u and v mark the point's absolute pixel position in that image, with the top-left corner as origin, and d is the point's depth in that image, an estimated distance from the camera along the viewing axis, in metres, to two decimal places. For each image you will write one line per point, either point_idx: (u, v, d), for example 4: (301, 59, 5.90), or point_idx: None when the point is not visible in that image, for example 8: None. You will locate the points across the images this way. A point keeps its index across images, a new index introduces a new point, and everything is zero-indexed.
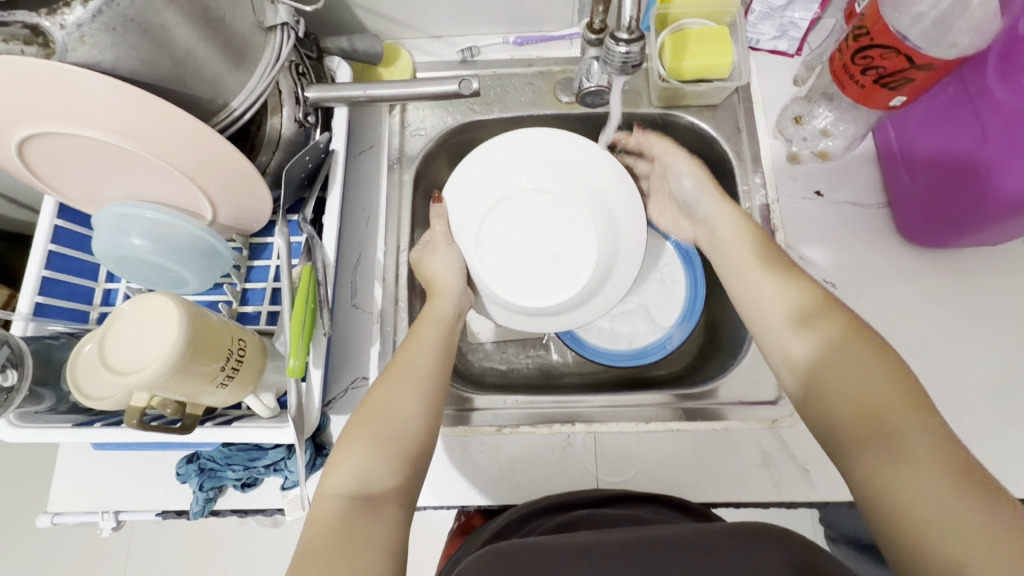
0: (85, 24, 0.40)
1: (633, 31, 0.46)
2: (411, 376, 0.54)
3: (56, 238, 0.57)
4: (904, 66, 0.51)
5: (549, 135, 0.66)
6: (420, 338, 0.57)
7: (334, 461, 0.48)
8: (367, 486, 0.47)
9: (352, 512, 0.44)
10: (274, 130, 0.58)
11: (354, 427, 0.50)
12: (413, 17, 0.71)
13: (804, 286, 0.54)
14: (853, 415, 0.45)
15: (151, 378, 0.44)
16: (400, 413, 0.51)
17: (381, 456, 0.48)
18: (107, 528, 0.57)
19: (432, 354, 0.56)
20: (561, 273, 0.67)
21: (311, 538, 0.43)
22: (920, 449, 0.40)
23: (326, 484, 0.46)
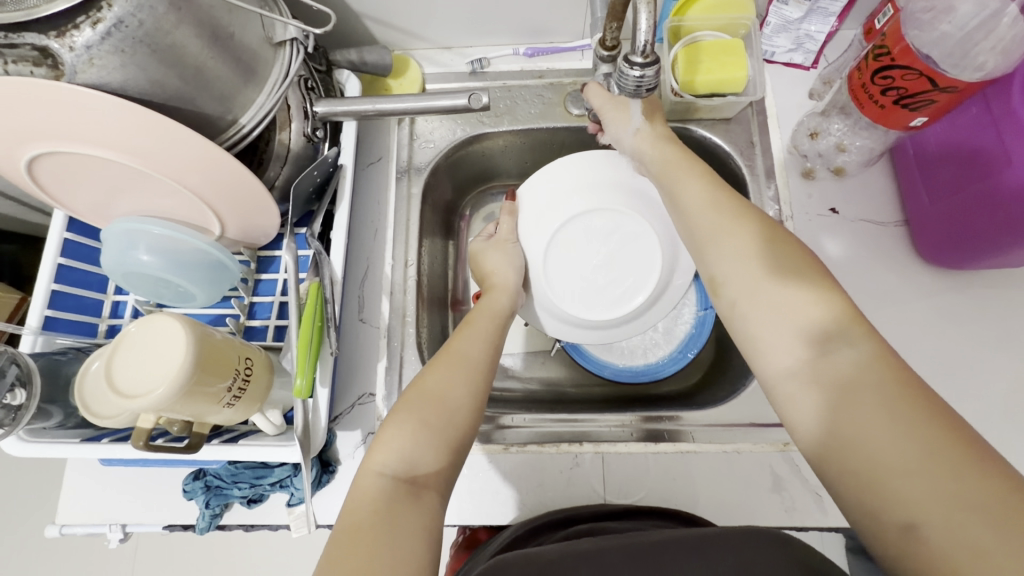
0: (94, 46, 0.40)
1: (648, 55, 0.46)
2: (459, 361, 0.53)
3: (65, 251, 0.57)
4: (926, 88, 0.50)
5: (584, 162, 0.67)
6: (476, 329, 0.58)
7: (378, 439, 0.47)
8: (410, 469, 0.45)
9: (396, 497, 0.42)
10: (283, 145, 0.59)
11: (403, 405, 0.49)
12: (423, 28, 0.70)
13: (778, 256, 0.46)
14: (836, 405, 0.39)
15: (158, 401, 0.44)
16: (449, 399, 0.49)
17: (429, 439, 0.46)
18: (115, 539, 0.58)
19: (485, 346, 0.56)
20: (614, 285, 0.66)
21: (351, 517, 0.42)
22: (920, 448, 0.35)
23: (371, 462, 0.45)
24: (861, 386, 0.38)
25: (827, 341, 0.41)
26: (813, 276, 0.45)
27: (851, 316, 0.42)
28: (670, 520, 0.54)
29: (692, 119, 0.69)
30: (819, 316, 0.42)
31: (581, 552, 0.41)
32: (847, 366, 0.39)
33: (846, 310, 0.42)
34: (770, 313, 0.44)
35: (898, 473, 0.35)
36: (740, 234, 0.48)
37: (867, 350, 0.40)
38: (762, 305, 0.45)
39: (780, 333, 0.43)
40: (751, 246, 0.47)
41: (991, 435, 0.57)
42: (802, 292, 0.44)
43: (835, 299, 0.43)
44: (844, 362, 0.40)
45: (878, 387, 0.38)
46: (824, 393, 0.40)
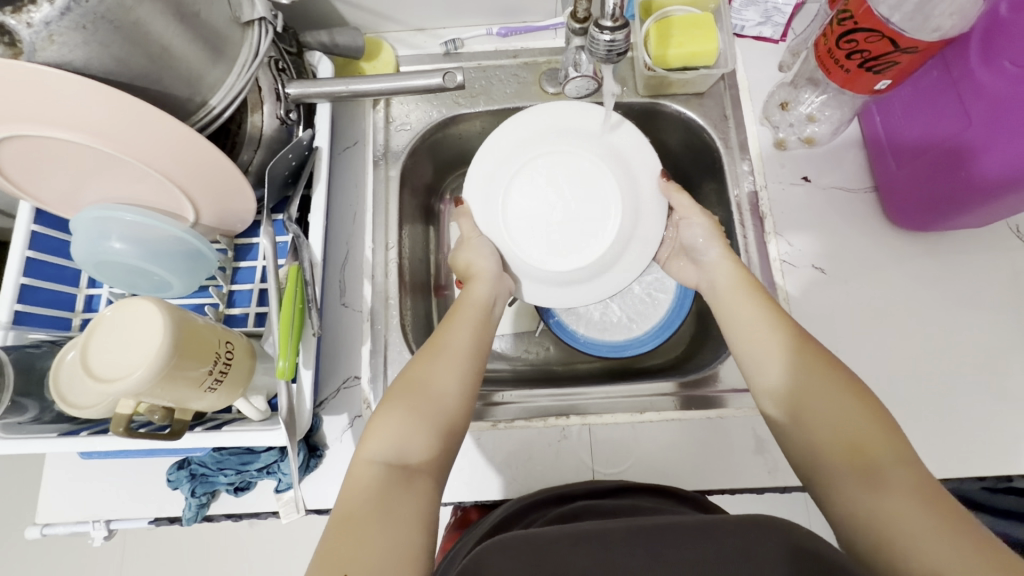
0: (53, 22, 0.39)
1: (618, 19, 0.48)
2: (452, 350, 0.54)
3: (34, 244, 0.56)
4: (888, 50, 0.51)
5: (552, 113, 0.66)
6: (461, 319, 0.58)
7: (370, 428, 0.47)
8: (402, 457, 0.45)
9: (389, 483, 0.43)
10: (256, 128, 0.58)
11: (392, 397, 0.49)
12: (395, 9, 0.69)
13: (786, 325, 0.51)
14: (869, 499, 0.40)
15: (137, 385, 0.43)
16: (439, 387, 0.50)
17: (418, 426, 0.47)
18: (99, 537, 0.56)
19: (472, 333, 0.56)
20: (580, 234, 0.66)
21: (347, 501, 0.42)
22: (933, 525, 0.37)
23: (363, 450, 0.45)
24: (892, 480, 0.40)
25: (865, 440, 0.42)
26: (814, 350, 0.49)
27: (878, 408, 0.44)
28: (663, 494, 0.55)
29: (666, 94, 0.70)
30: (819, 384, 0.46)
31: (578, 535, 0.41)
32: (884, 462, 0.41)
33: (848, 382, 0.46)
34: (815, 405, 0.45)
35: (920, 542, 0.36)
36: (787, 338, 0.50)
37: (904, 451, 0.41)
38: (809, 398, 0.46)
39: (805, 414, 0.46)
40: (792, 348, 0.49)
41: (960, 390, 0.59)
42: (811, 365, 0.48)
43: (870, 400, 0.45)
44: (881, 458, 0.41)
45: (910, 486, 0.39)
46: (857, 483, 0.41)
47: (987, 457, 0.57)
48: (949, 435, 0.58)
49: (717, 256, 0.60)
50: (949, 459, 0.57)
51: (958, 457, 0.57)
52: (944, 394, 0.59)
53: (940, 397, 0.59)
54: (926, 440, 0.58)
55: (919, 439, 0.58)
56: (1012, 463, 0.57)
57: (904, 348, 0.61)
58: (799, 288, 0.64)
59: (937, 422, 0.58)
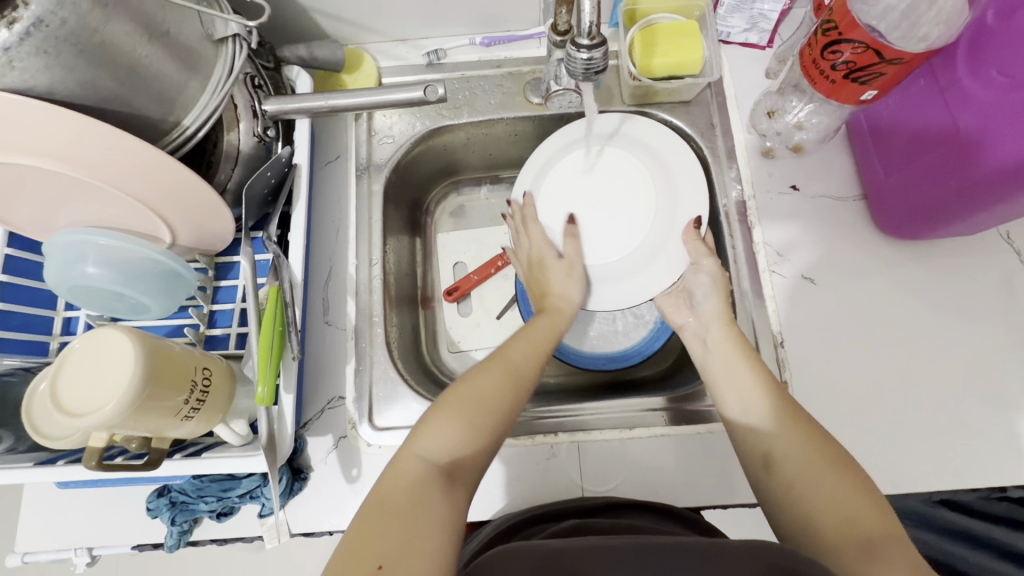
0: (13, 47, 0.38)
1: (595, 37, 0.47)
2: (515, 366, 0.52)
3: (7, 268, 0.54)
4: (874, 61, 0.50)
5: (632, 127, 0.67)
6: (530, 337, 0.56)
7: (424, 424, 0.46)
8: (451, 459, 0.44)
9: (432, 484, 0.42)
10: (232, 146, 0.56)
11: (452, 397, 0.48)
12: (375, 20, 0.68)
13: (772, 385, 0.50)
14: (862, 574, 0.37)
15: (109, 418, 0.42)
16: (502, 399, 0.48)
17: (474, 434, 0.46)
18: (81, 564, 0.55)
19: (538, 353, 0.55)
20: (616, 235, 0.67)
21: (385, 494, 0.41)
22: None
23: (415, 445, 0.44)
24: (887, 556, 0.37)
25: (859, 517, 0.40)
26: (799, 415, 0.47)
27: (863, 478, 0.43)
28: (655, 513, 0.53)
29: (652, 103, 0.69)
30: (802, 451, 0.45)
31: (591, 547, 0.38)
32: (880, 538, 0.39)
33: (833, 452, 0.44)
34: (808, 478, 0.43)
35: None
36: (782, 406, 0.48)
37: (895, 530, 0.39)
38: (802, 468, 0.44)
39: (787, 477, 0.44)
40: (786, 418, 0.47)
41: (952, 401, 0.58)
42: (792, 429, 0.46)
43: (862, 476, 0.43)
44: (873, 533, 0.39)
45: (905, 563, 0.36)
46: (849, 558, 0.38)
47: (980, 469, 0.56)
48: (941, 447, 0.57)
49: (716, 309, 0.57)
50: (942, 472, 0.56)
51: (951, 469, 0.56)
52: (937, 406, 0.58)
53: (932, 408, 0.58)
54: (919, 452, 0.57)
55: (912, 451, 0.57)
56: (1006, 475, 0.56)
57: (895, 358, 0.60)
58: (789, 299, 0.63)
59: (930, 434, 0.57)
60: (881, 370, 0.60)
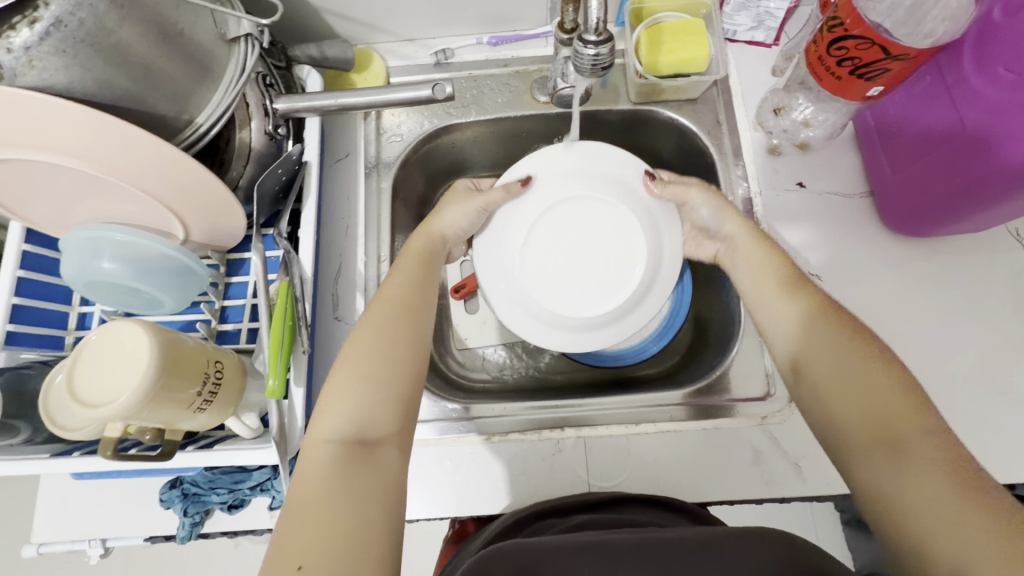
0: (33, 46, 0.39)
1: (602, 32, 0.48)
2: (398, 313, 0.50)
3: (25, 264, 0.56)
4: (879, 57, 0.50)
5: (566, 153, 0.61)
6: (402, 275, 0.54)
7: (321, 405, 0.45)
8: (360, 431, 0.44)
9: (345, 459, 0.42)
10: (244, 143, 0.57)
11: (342, 367, 0.46)
12: (384, 20, 0.69)
13: (806, 290, 0.50)
14: (891, 475, 0.37)
15: (124, 409, 0.43)
16: (390, 351, 0.48)
17: (370, 397, 0.45)
18: (95, 555, 0.56)
19: (412, 287, 0.53)
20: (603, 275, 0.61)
21: (303, 483, 0.41)
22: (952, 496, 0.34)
23: (317, 430, 0.43)
24: (915, 451, 0.37)
25: (891, 409, 0.39)
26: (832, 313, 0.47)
27: (898, 374, 0.41)
28: (664, 508, 0.54)
29: (658, 101, 0.70)
30: (829, 351, 0.45)
31: (584, 544, 0.39)
32: (907, 428, 0.38)
33: (863, 349, 0.43)
34: (836, 384, 0.43)
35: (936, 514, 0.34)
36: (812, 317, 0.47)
37: (928, 412, 0.39)
38: (831, 373, 0.44)
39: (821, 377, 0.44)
40: (817, 326, 0.47)
41: (961, 398, 0.58)
42: (820, 329, 0.46)
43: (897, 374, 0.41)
44: (903, 425, 0.38)
45: (933, 451, 0.36)
46: (880, 457, 0.38)
47: (988, 466, 0.56)
48: None
49: (739, 235, 0.57)
50: None
51: None
52: (945, 401, 0.58)
53: (941, 404, 0.58)
54: None
55: None
56: (1016, 471, 0.56)
57: (903, 356, 0.60)
58: None
59: None
60: None
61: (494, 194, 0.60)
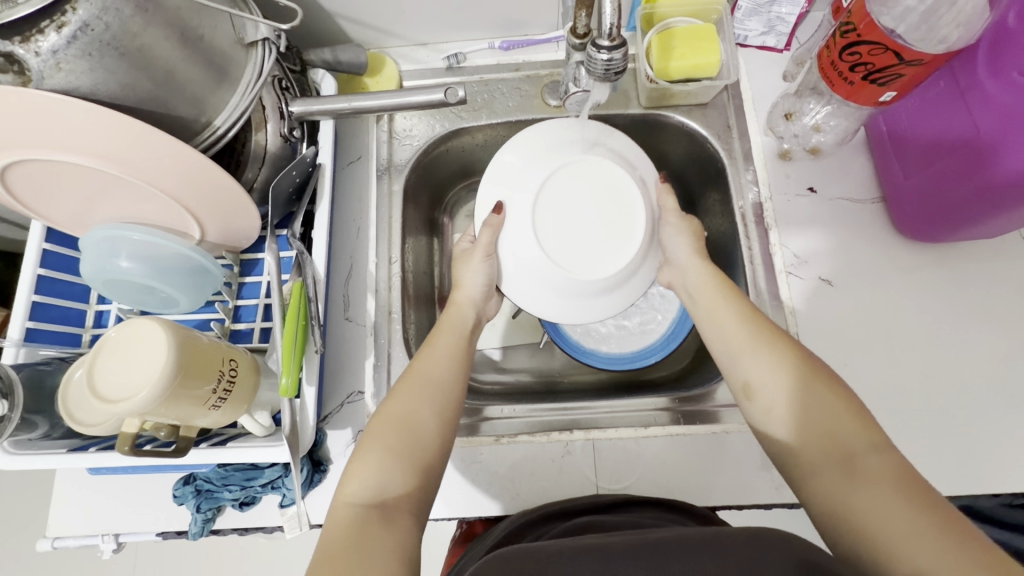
0: (61, 50, 0.40)
1: (615, 38, 0.48)
2: (424, 384, 0.51)
3: (45, 262, 0.57)
4: (893, 63, 0.50)
5: (525, 143, 0.57)
6: (436, 348, 0.55)
7: (349, 470, 0.46)
8: (379, 495, 0.44)
9: (367, 522, 0.42)
10: (260, 146, 0.58)
11: (373, 436, 0.47)
12: (398, 25, 0.70)
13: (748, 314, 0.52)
14: (845, 493, 0.40)
15: (142, 405, 0.43)
16: (413, 422, 0.48)
17: (394, 465, 0.46)
18: (108, 550, 0.57)
19: (450, 366, 0.53)
20: (599, 241, 0.55)
21: (326, 544, 0.41)
22: (918, 525, 0.36)
23: (343, 493, 0.44)
24: (868, 468, 0.40)
25: (843, 431, 0.42)
26: (775, 339, 0.49)
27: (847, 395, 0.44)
28: (670, 509, 0.54)
29: (669, 105, 0.70)
30: (778, 376, 0.47)
31: (583, 547, 0.39)
32: (858, 450, 0.41)
33: (808, 371, 0.46)
34: (782, 399, 0.46)
35: (905, 545, 0.36)
36: (758, 336, 0.49)
37: (872, 432, 0.42)
38: (777, 390, 0.46)
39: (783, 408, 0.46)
40: (759, 343, 0.49)
41: (975, 404, 0.58)
42: (766, 353, 0.48)
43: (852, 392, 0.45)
44: (855, 446, 0.42)
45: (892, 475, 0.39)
46: (832, 473, 0.42)
47: (1000, 473, 0.56)
48: (962, 450, 0.57)
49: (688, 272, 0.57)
50: (964, 476, 0.56)
51: (974, 474, 0.56)
52: (957, 408, 0.58)
53: (954, 410, 0.58)
54: (941, 455, 0.56)
55: (933, 454, 0.57)
56: None
57: (915, 361, 0.60)
58: (805, 300, 0.63)
59: (950, 439, 0.57)
60: (900, 372, 0.60)
61: (483, 237, 0.57)
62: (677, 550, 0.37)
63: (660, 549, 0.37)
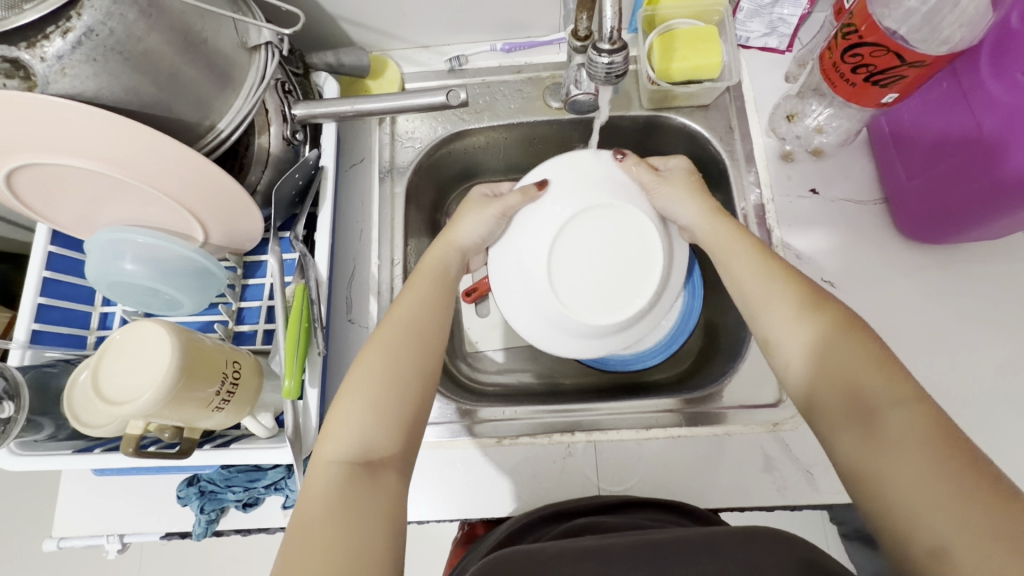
0: (66, 55, 0.40)
1: (615, 41, 0.48)
2: (403, 332, 0.50)
3: (50, 265, 0.57)
4: (894, 64, 0.50)
5: (564, 166, 0.58)
6: (416, 292, 0.54)
7: (329, 424, 0.46)
8: (364, 453, 0.44)
9: (350, 483, 0.42)
10: (263, 149, 0.58)
11: (351, 389, 0.46)
12: (400, 28, 0.70)
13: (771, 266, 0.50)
14: (865, 448, 0.39)
15: (146, 407, 0.44)
16: (395, 374, 0.47)
17: (377, 420, 0.45)
18: (113, 550, 0.58)
19: (433, 313, 0.52)
20: (613, 284, 0.56)
21: (309, 505, 0.42)
22: (937, 484, 0.35)
23: (322, 452, 0.44)
24: (888, 424, 0.39)
25: (865, 382, 0.41)
26: (802, 293, 0.48)
27: (877, 348, 0.43)
28: (672, 511, 0.54)
29: (671, 107, 0.70)
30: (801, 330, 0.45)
31: (583, 550, 0.39)
32: (881, 402, 0.40)
33: (832, 325, 0.45)
34: (802, 352, 0.45)
35: (920, 504, 0.35)
36: (781, 289, 0.48)
37: (899, 383, 0.40)
38: (799, 342, 0.45)
39: (808, 361, 0.45)
40: (783, 293, 0.48)
41: (978, 406, 0.58)
42: (788, 307, 0.47)
43: (875, 344, 0.43)
44: (878, 398, 0.40)
45: (917, 428, 0.38)
46: (852, 428, 0.40)
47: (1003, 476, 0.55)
48: None
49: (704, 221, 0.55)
50: None
51: None
52: (961, 410, 0.58)
53: (957, 412, 0.58)
54: None
55: None
56: None
57: (918, 363, 0.60)
58: None
59: None
60: None
61: (509, 198, 0.57)
62: (679, 552, 0.37)
63: (661, 551, 0.37)
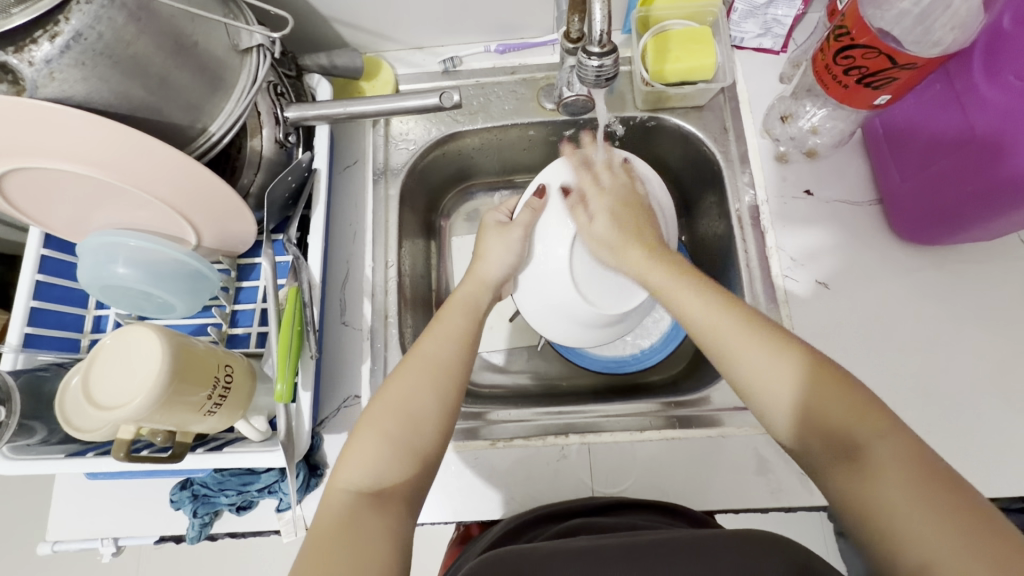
0: (54, 60, 0.40)
1: (605, 44, 0.48)
2: (421, 366, 0.50)
3: (43, 268, 0.57)
4: (887, 66, 0.50)
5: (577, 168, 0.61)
6: (444, 326, 0.54)
7: (347, 451, 0.46)
8: (376, 482, 0.44)
9: (358, 510, 0.42)
10: (255, 152, 0.59)
11: (371, 416, 0.47)
12: (393, 29, 0.70)
13: (726, 305, 0.49)
14: (861, 489, 0.39)
15: (137, 412, 0.44)
16: (413, 405, 0.48)
17: (390, 452, 0.46)
18: (107, 553, 0.58)
19: (449, 346, 0.53)
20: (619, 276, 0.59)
21: (318, 527, 0.42)
22: (935, 520, 0.35)
23: (337, 477, 0.45)
24: (875, 463, 0.39)
25: (842, 422, 0.41)
26: (761, 333, 0.46)
27: (849, 387, 0.42)
28: (665, 513, 0.54)
29: (665, 108, 0.70)
30: (772, 373, 0.44)
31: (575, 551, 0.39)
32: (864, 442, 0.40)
33: (799, 365, 0.44)
34: (774, 396, 0.44)
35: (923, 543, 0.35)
36: (741, 329, 0.47)
37: (875, 420, 0.40)
38: (768, 385, 0.44)
39: (784, 414, 0.44)
40: (745, 335, 0.46)
41: (972, 408, 0.57)
42: (755, 349, 0.46)
43: (844, 380, 0.42)
44: (861, 438, 0.40)
45: (903, 468, 0.38)
46: (841, 468, 0.40)
47: (998, 476, 0.55)
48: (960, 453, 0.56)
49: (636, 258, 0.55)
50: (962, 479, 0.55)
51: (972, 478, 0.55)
52: (955, 411, 0.58)
53: (951, 413, 0.57)
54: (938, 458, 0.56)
55: None
56: None
57: (912, 364, 0.59)
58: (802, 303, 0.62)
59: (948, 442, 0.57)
60: (897, 375, 0.59)
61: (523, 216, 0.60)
62: (669, 554, 0.37)
63: (650, 553, 0.37)
